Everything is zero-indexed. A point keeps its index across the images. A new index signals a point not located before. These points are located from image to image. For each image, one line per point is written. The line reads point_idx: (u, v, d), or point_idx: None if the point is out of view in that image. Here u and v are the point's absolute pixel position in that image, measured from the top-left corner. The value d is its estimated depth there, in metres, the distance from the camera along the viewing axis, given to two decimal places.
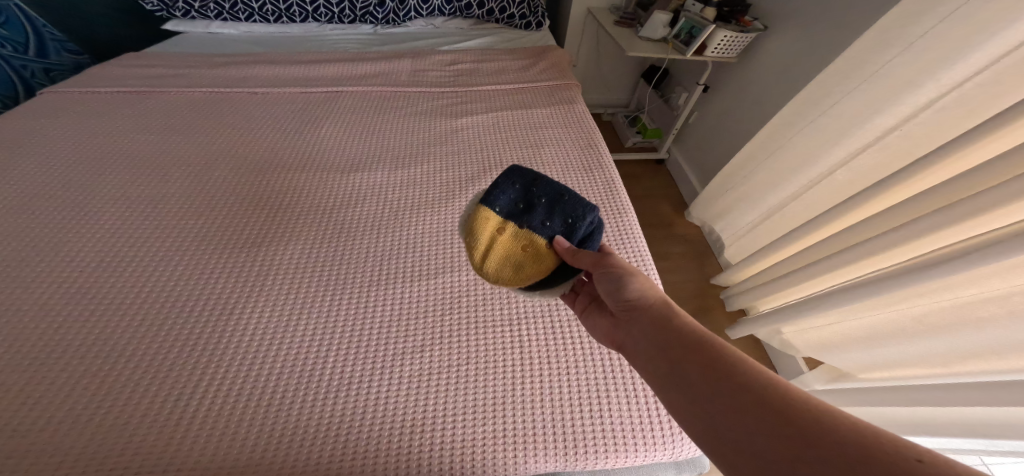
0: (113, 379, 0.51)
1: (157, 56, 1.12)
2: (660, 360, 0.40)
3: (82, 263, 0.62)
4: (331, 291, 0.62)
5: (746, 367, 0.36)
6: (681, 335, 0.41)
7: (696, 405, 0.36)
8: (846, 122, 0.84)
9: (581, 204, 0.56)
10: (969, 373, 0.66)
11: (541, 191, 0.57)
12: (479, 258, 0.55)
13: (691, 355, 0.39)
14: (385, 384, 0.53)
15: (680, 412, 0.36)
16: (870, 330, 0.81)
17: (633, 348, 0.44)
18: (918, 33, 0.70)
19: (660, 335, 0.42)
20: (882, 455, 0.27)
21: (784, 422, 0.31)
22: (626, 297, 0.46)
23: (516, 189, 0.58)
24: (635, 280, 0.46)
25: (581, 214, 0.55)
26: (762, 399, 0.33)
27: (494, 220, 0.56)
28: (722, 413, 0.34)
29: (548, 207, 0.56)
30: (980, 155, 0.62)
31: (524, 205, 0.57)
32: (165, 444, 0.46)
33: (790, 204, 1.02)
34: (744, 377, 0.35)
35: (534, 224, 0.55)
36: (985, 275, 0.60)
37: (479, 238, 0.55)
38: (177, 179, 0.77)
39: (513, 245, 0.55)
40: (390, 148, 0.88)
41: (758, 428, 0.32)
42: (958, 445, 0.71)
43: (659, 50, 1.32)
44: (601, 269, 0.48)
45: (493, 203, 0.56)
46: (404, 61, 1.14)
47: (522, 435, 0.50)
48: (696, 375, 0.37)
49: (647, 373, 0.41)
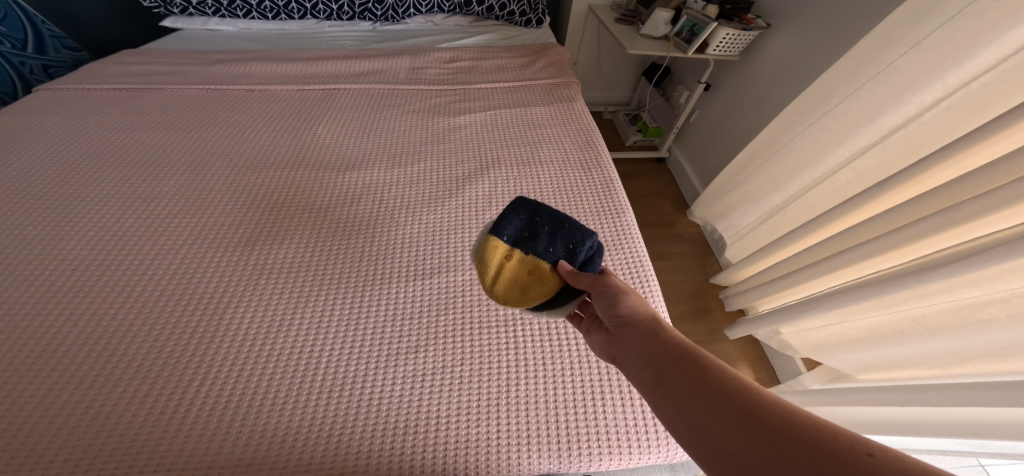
0: (104, 378, 0.51)
1: (154, 53, 1.12)
2: (649, 369, 0.40)
3: (74, 261, 0.62)
4: (326, 292, 0.62)
5: (726, 373, 0.36)
6: (669, 346, 0.40)
7: (681, 417, 0.35)
8: (852, 122, 0.83)
9: (581, 229, 0.56)
10: (968, 374, 0.66)
11: (544, 219, 0.57)
12: (489, 284, 0.55)
13: (677, 364, 0.38)
14: (378, 384, 0.53)
15: (667, 418, 0.36)
16: (869, 332, 0.81)
17: (624, 360, 0.43)
18: (924, 32, 0.69)
19: (649, 347, 0.41)
20: (839, 453, 0.28)
21: (758, 428, 0.32)
22: (620, 311, 0.45)
23: (520, 219, 0.58)
24: (629, 297, 0.46)
25: (581, 239, 0.55)
26: (740, 402, 0.34)
27: (501, 247, 0.56)
28: (704, 424, 0.34)
29: (552, 234, 0.56)
30: (983, 156, 0.61)
31: (528, 233, 0.57)
32: (156, 444, 0.46)
33: (792, 205, 1.01)
34: (726, 387, 0.35)
35: (539, 250, 0.55)
36: (985, 278, 0.60)
37: (488, 265, 0.56)
38: (172, 178, 0.77)
39: (520, 269, 0.55)
40: (387, 147, 0.88)
41: (738, 439, 0.32)
42: (946, 446, 0.73)
43: (662, 48, 1.31)
44: (598, 289, 0.48)
45: (500, 231, 0.57)
46: (402, 58, 1.14)
47: (517, 436, 0.50)
48: (681, 386, 0.37)
49: (637, 381, 0.40)
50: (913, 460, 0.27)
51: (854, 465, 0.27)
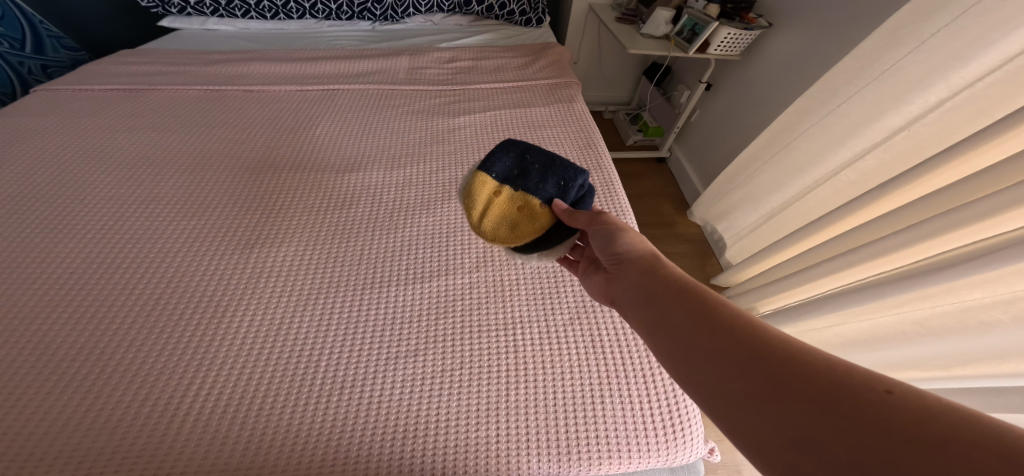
0: (102, 382, 0.51)
1: (152, 53, 1.11)
2: (647, 306, 0.40)
3: (73, 263, 0.62)
4: (324, 295, 0.61)
5: (725, 307, 0.36)
6: (669, 283, 0.40)
7: (675, 348, 0.36)
8: (854, 122, 0.83)
9: (573, 167, 0.56)
10: (971, 377, 0.66)
11: (535, 158, 0.56)
12: (476, 219, 0.53)
13: (676, 302, 0.38)
14: (376, 387, 0.53)
15: (663, 352, 0.36)
16: (872, 335, 0.80)
17: (622, 299, 0.44)
18: (929, 32, 0.68)
19: (646, 284, 0.41)
20: (839, 385, 0.28)
21: (755, 357, 0.32)
22: (616, 250, 0.45)
23: (510, 158, 0.57)
24: (626, 235, 0.46)
25: (572, 176, 0.55)
26: (738, 336, 0.34)
27: (490, 184, 0.55)
28: (698, 354, 0.34)
29: (542, 171, 0.55)
30: (986, 158, 0.61)
31: (519, 171, 0.56)
32: (157, 446, 0.46)
33: (793, 205, 1.01)
34: (723, 319, 0.35)
35: (529, 186, 0.54)
36: (988, 280, 0.59)
37: (477, 200, 0.54)
38: (169, 179, 0.77)
39: (509, 205, 0.54)
40: (385, 147, 0.87)
41: (734, 367, 0.32)
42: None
43: (662, 47, 1.30)
44: (596, 226, 0.48)
45: (490, 168, 0.56)
46: (402, 58, 1.13)
47: (516, 440, 0.50)
48: (679, 322, 0.37)
49: (635, 320, 0.41)
50: (923, 392, 0.26)
51: (852, 396, 0.27)
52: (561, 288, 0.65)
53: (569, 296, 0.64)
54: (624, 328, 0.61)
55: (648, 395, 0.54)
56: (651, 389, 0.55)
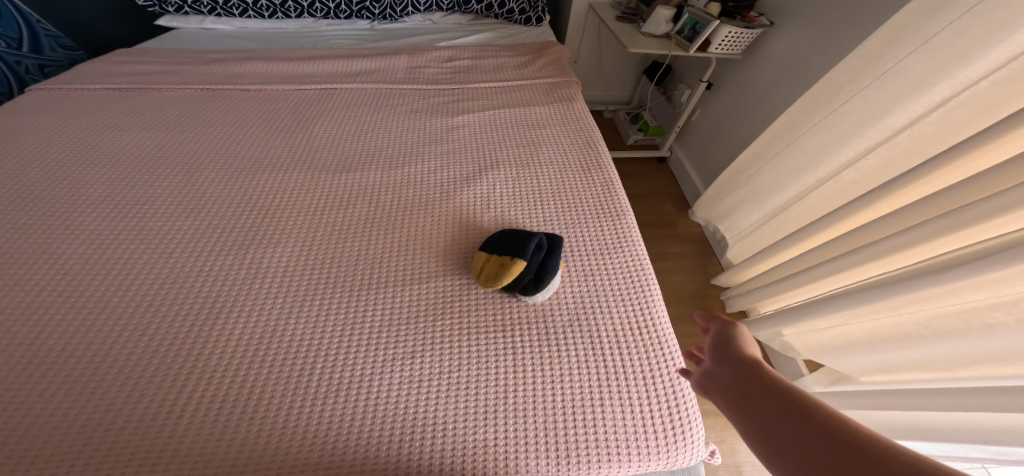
0: (93, 384, 0.50)
1: (149, 52, 1.11)
2: (751, 401, 0.42)
3: (67, 263, 0.61)
4: (320, 295, 0.61)
5: (826, 408, 0.38)
6: (776, 384, 0.42)
7: (778, 446, 0.37)
8: (857, 121, 0.82)
9: (525, 231, 0.66)
10: (975, 378, 0.63)
11: (504, 233, 0.67)
12: (479, 279, 0.62)
13: (780, 401, 0.41)
14: (373, 389, 0.52)
15: (766, 449, 0.38)
16: (875, 335, 0.79)
17: (720, 392, 0.46)
18: (933, 30, 0.67)
19: (751, 381, 0.44)
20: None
21: (860, 461, 0.33)
22: (729, 351, 0.49)
23: (495, 235, 0.68)
24: (739, 340, 0.50)
25: (527, 237, 0.64)
26: (842, 437, 0.35)
27: (483, 254, 0.64)
28: (804, 448, 0.36)
29: (508, 240, 0.65)
30: (990, 157, 0.60)
31: (500, 240, 0.66)
32: (149, 448, 0.46)
33: (795, 205, 1.00)
34: (824, 420, 0.37)
35: (506, 248, 0.64)
36: (993, 280, 0.58)
37: (477, 267, 0.63)
38: (165, 179, 0.76)
39: (495, 262, 0.62)
40: (382, 147, 0.87)
41: (837, 463, 0.33)
42: (964, 452, 0.68)
43: (662, 46, 1.29)
44: (714, 326, 0.53)
45: (481, 245, 0.66)
46: (400, 57, 1.12)
47: (514, 443, 0.49)
48: (781, 420, 0.39)
49: (736, 414, 0.43)
50: None
51: None
52: (560, 289, 0.64)
53: (569, 298, 0.63)
54: (624, 329, 0.60)
55: (649, 397, 0.54)
56: (651, 391, 0.54)
